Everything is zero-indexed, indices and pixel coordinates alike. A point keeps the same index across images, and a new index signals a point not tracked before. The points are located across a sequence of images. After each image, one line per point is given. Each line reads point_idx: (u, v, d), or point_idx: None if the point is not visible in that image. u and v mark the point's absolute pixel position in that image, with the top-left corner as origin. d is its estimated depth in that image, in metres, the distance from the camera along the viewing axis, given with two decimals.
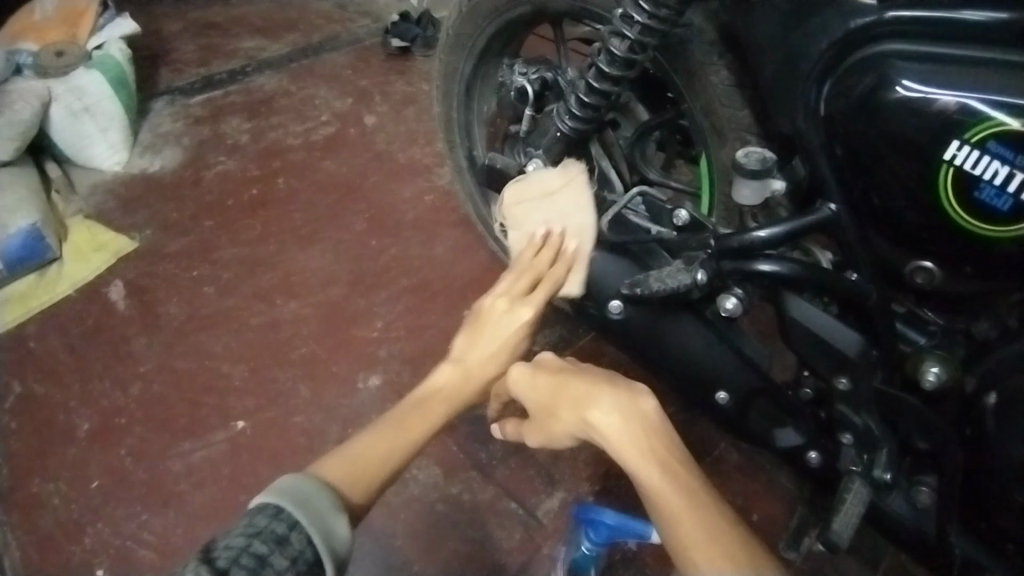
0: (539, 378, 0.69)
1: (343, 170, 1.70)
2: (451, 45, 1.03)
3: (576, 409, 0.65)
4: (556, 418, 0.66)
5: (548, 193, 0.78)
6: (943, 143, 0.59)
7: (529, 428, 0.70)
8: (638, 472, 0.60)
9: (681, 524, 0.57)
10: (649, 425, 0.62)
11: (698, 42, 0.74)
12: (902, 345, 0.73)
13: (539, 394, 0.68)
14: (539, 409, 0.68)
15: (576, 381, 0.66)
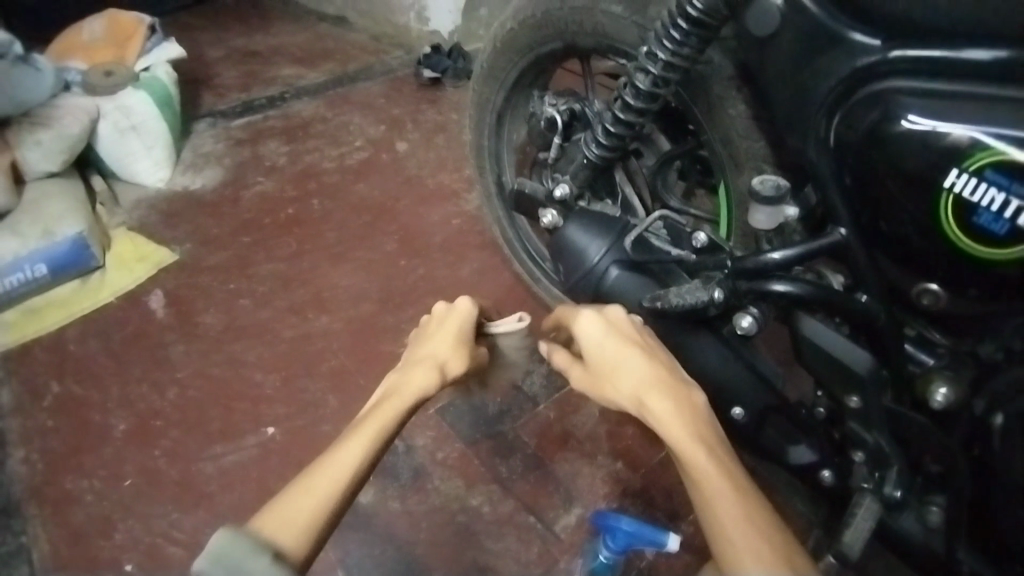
0: (613, 339, 0.78)
1: (375, 193, 1.78)
2: (485, 77, 1.11)
3: (641, 386, 0.73)
4: (618, 378, 0.75)
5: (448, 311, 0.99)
6: (943, 172, 0.62)
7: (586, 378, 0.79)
8: (683, 448, 0.68)
9: (719, 502, 0.64)
10: (703, 417, 0.71)
11: (716, 77, 0.79)
12: (911, 366, 0.77)
13: (608, 351, 0.78)
14: (603, 366, 0.77)
15: (645, 359, 0.75)
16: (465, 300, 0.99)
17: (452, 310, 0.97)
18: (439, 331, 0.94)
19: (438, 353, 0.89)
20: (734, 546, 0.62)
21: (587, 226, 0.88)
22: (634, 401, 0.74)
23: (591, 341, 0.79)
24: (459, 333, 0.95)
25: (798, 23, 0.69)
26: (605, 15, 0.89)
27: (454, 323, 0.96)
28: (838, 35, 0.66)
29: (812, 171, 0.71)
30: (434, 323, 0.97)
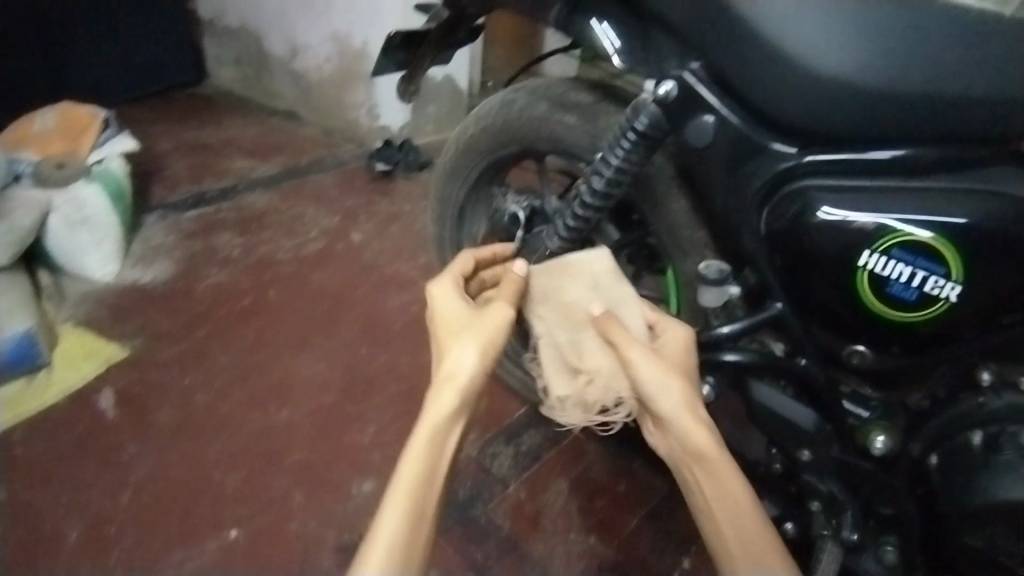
0: (679, 351, 0.82)
1: (332, 282, 1.82)
2: (449, 175, 1.22)
3: (689, 402, 0.75)
4: (677, 379, 0.76)
5: (453, 278, 0.88)
6: (857, 252, 0.73)
7: (649, 362, 0.77)
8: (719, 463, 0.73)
9: (746, 518, 0.72)
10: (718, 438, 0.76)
11: (660, 177, 0.91)
12: (851, 419, 0.86)
13: (677, 358, 0.81)
14: (663, 368, 0.77)
15: (690, 379, 0.80)
16: (439, 283, 0.86)
17: (436, 302, 0.85)
18: (441, 331, 0.82)
19: (455, 355, 0.77)
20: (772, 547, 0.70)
21: None
22: (685, 408, 0.75)
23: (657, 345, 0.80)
24: (467, 315, 0.83)
25: (728, 138, 0.79)
26: (560, 124, 1.01)
27: (448, 310, 0.83)
28: (760, 145, 0.78)
29: (748, 256, 0.82)
30: (434, 325, 0.84)
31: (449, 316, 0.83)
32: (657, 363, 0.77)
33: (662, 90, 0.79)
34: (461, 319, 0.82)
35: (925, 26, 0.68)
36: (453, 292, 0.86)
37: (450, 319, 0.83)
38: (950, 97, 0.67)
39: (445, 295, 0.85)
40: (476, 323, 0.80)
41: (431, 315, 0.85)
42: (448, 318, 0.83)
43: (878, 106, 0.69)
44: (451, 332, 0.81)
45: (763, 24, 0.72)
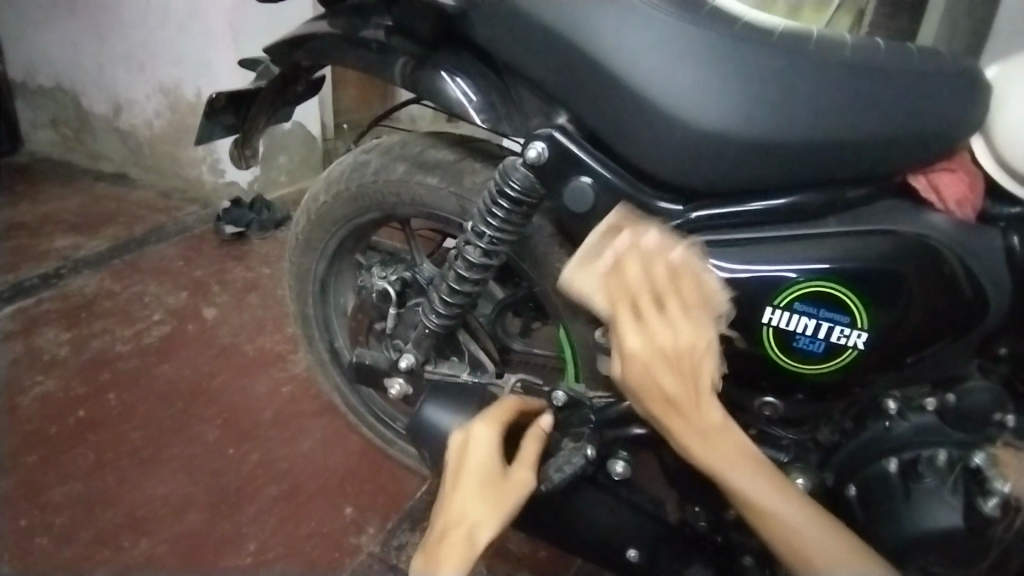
0: (686, 324, 0.65)
1: (185, 372, 1.55)
2: (303, 248, 1.07)
3: (678, 408, 0.67)
4: (665, 377, 0.65)
5: (490, 415, 0.79)
6: (760, 310, 0.69)
7: (633, 366, 0.66)
8: (748, 488, 0.67)
9: (799, 523, 0.66)
10: (742, 438, 0.68)
11: (539, 236, 0.83)
12: (768, 464, 0.82)
13: (676, 341, 0.64)
14: (643, 373, 0.66)
15: (700, 360, 0.65)
16: (478, 427, 0.78)
17: (462, 448, 0.77)
18: (463, 483, 0.74)
19: (460, 516, 0.71)
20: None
21: (444, 403, 0.85)
22: (686, 419, 0.67)
23: (647, 324, 0.65)
24: (492, 466, 0.75)
25: (611, 198, 0.72)
26: (421, 186, 0.91)
27: (474, 467, 0.75)
28: (643, 203, 0.72)
29: None
30: (450, 471, 0.77)
31: (475, 460, 0.75)
32: (636, 370, 0.66)
33: (532, 153, 0.71)
34: (487, 467, 0.75)
35: (800, 68, 0.64)
36: (486, 437, 0.77)
37: (475, 462, 0.75)
38: (831, 141, 0.64)
39: (477, 436, 0.77)
40: (501, 489, 0.73)
41: (458, 455, 0.77)
42: (473, 460, 0.75)
43: (764, 160, 0.65)
44: (473, 480, 0.74)
45: (633, 76, 0.65)
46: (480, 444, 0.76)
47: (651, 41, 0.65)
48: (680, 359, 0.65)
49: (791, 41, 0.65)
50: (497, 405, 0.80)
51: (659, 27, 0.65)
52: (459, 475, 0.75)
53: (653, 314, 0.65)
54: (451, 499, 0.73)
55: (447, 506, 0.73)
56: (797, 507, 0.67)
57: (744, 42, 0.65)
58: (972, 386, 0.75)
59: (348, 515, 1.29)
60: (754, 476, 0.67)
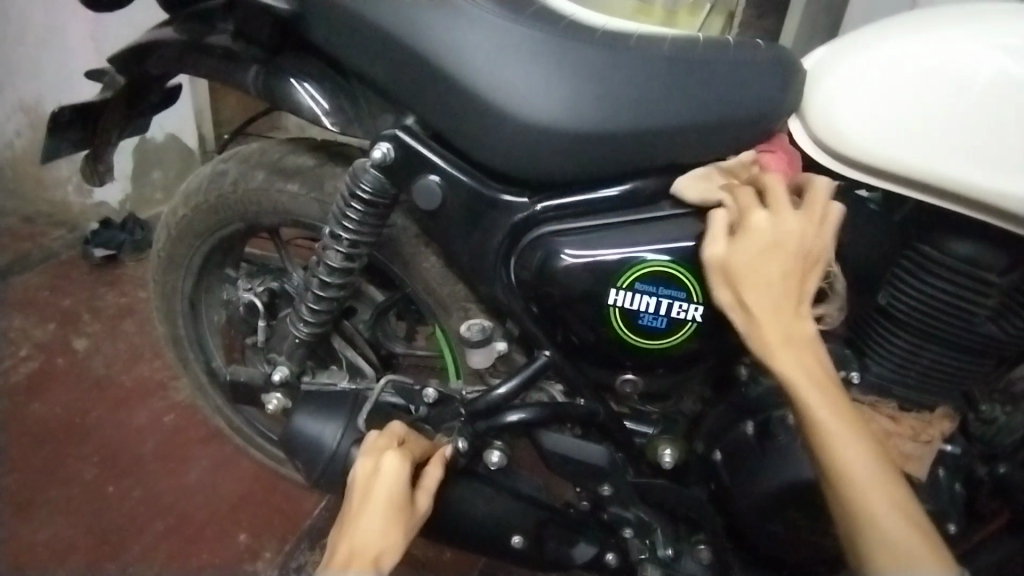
0: (806, 231, 0.66)
1: (56, 409, 1.41)
2: (166, 266, 1.02)
3: (784, 301, 0.66)
4: (775, 265, 0.66)
5: (404, 449, 0.77)
6: (605, 293, 0.71)
7: (741, 246, 0.67)
8: (820, 411, 0.63)
9: (875, 490, 0.61)
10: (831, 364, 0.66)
11: (404, 237, 0.84)
12: (637, 438, 0.84)
13: (794, 235, 0.66)
14: (753, 255, 0.66)
15: (811, 268, 0.67)
16: (392, 458, 0.75)
17: (371, 474, 0.75)
18: (372, 508, 0.74)
19: (365, 540, 0.72)
20: (883, 528, 0.60)
21: (313, 412, 0.84)
22: (775, 313, 0.66)
23: (768, 214, 0.67)
24: (402, 496, 0.75)
25: (458, 195, 0.74)
26: (282, 193, 0.89)
27: (382, 494, 0.74)
28: (491, 199, 0.74)
29: (505, 309, 0.78)
30: (356, 492, 0.76)
31: (386, 488, 0.74)
32: (747, 249, 0.66)
33: (378, 153, 0.72)
34: (396, 496, 0.74)
35: (623, 63, 0.68)
36: (401, 469, 0.75)
37: (387, 491, 0.74)
38: (658, 129, 0.69)
39: (390, 467, 0.75)
40: (406, 517, 0.75)
41: (367, 481, 0.75)
42: (384, 488, 0.74)
43: (601, 148, 0.69)
44: (379, 508, 0.74)
45: (466, 74, 0.68)
46: (392, 475, 0.75)
47: (484, 43, 0.68)
48: (800, 265, 0.67)
49: (613, 38, 0.69)
50: (399, 429, 0.79)
51: (488, 27, 0.68)
52: (370, 501, 0.74)
53: (781, 210, 0.67)
54: (358, 523, 0.73)
55: (352, 528, 0.73)
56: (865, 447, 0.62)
57: (569, 40, 0.68)
58: None
59: (241, 542, 1.24)
60: (828, 400, 0.64)
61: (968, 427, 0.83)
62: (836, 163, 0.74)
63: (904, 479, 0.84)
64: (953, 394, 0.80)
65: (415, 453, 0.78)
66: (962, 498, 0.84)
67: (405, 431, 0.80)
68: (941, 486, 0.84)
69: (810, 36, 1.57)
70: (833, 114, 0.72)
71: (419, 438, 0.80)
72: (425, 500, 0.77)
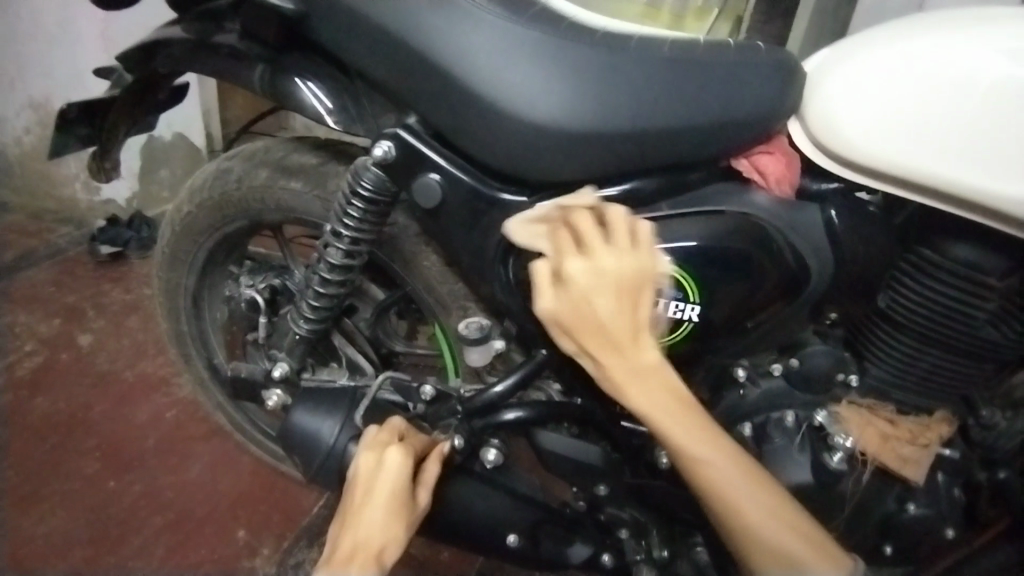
0: (625, 259, 0.62)
1: (59, 404, 1.42)
2: (170, 261, 1.03)
3: (618, 339, 0.63)
4: (606, 302, 0.62)
5: (405, 445, 0.78)
6: None
7: (563, 295, 0.64)
8: (683, 441, 0.63)
9: (750, 498, 0.63)
10: (679, 389, 0.64)
11: (405, 236, 0.85)
12: (634, 439, 0.83)
13: (611, 268, 0.62)
14: (576, 301, 0.63)
15: (639, 293, 0.63)
16: (396, 454, 0.76)
17: (374, 468, 0.76)
18: (374, 503, 0.74)
19: (368, 535, 0.72)
20: (761, 536, 0.63)
21: (312, 408, 0.84)
22: (619, 352, 0.63)
23: (577, 254, 0.63)
24: (404, 492, 0.76)
25: (459, 194, 0.75)
26: (285, 191, 0.90)
27: (385, 489, 0.75)
28: (492, 198, 0.74)
29: (504, 308, 0.79)
30: (358, 487, 0.76)
31: (389, 483, 0.75)
32: (568, 299, 0.63)
33: (378, 151, 0.73)
34: (399, 492, 0.75)
35: (623, 63, 0.69)
36: (404, 465, 0.75)
37: (389, 487, 0.75)
38: (657, 130, 0.69)
39: (394, 463, 0.75)
40: (407, 512, 0.75)
41: (369, 477, 0.76)
42: (387, 483, 0.75)
43: (600, 148, 0.69)
44: (382, 503, 0.74)
45: (467, 74, 0.69)
46: (395, 471, 0.75)
47: (485, 44, 0.68)
48: (628, 295, 0.63)
49: (614, 39, 0.70)
50: (398, 424, 0.80)
51: (489, 27, 0.68)
52: (373, 496, 0.74)
53: (592, 245, 0.62)
54: (360, 518, 0.74)
55: (355, 523, 0.73)
56: (731, 462, 0.63)
57: (570, 41, 0.69)
58: (810, 351, 0.81)
59: (240, 538, 1.25)
60: (686, 428, 0.63)
61: (967, 433, 0.83)
62: (836, 166, 0.74)
63: (901, 483, 0.85)
64: (953, 398, 0.80)
65: (416, 449, 0.79)
66: (959, 503, 0.85)
67: (404, 428, 0.80)
68: (938, 491, 0.84)
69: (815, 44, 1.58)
70: (834, 117, 0.72)
71: (417, 435, 0.81)
72: (425, 496, 0.78)
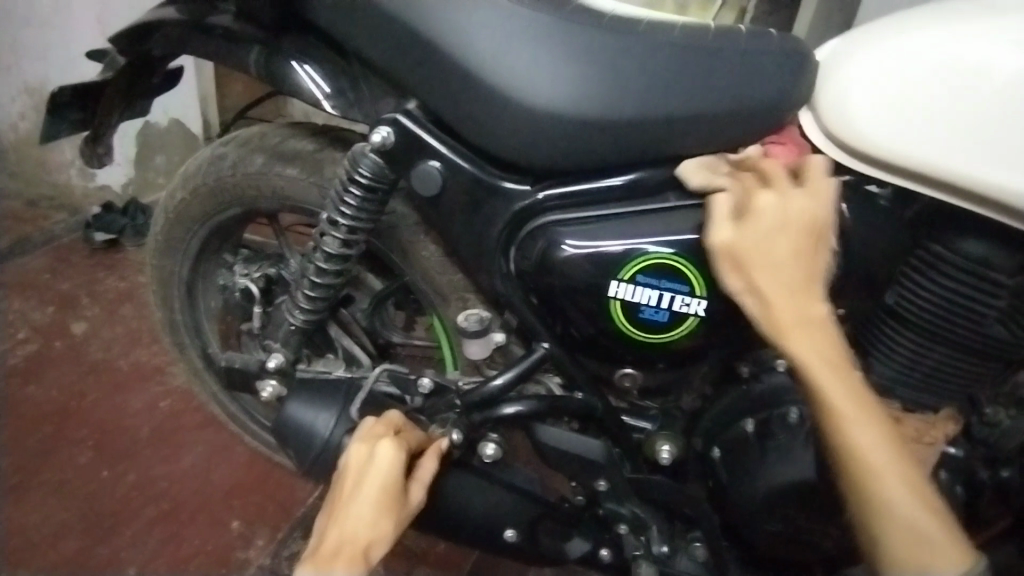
0: (810, 209, 0.64)
1: (52, 393, 1.41)
2: (163, 249, 1.01)
3: (794, 282, 0.64)
4: (782, 245, 0.64)
5: (400, 438, 0.76)
6: (605, 285, 0.70)
7: (747, 230, 0.64)
8: (837, 396, 0.63)
9: (887, 470, 0.62)
10: (846, 346, 0.64)
11: (403, 225, 0.83)
12: (635, 434, 0.83)
13: (800, 213, 0.64)
14: (763, 237, 0.64)
15: (820, 244, 0.65)
16: (389, 448, 0.74)
17: (365, 461, 0.74)
18: (364, 498, 0.73)
19: (356, 530, 0.71)
20: (895, 507, 0.61)
21: (307, 400, 0.84)
22: (790, 295, 0.64)
23: (777, 194, 0.65)
24: (396, 486, 0.74)
25: (458, 182, 0.73)
26: (281, 177, 0.88)
27: (375, 483, 0.73)
28: (492, 187, 0.72)
29: (503, 300, 0.77)
30: (349, 479, 0.75)
31: (381, 477, 0.73)
32: (752, 233, 0.64)
33: (377, 137, 0.71)
34: (391, 486, 0.74)
35: (630, 48, 0.67)
36: (397, 460, 0.74)
37: (381, 481, 0.73)
38: (665, 118, 0.67)
39: (386, 458, 0.74)
40: (398, 507, 0.74)
41: (360, 469, 0.74)
42: (379, 477, 0.73)
43: (606, 136, 0.67)
44: (373, 497, 0.73)
45: (472, 60, 0.67)
46: (387, 465, 0.74)
47: (489, 28, 0.66)
48: (813, 241, 0.64)
49: (620, 23, 0.68)
50: (393, 419, 0.78)
51: (492, 10, 0.66)
52: (363, 490, 0.73)
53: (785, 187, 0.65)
54: (349, 512, 0.73)
55: (344, 517, 0.73)
56: (882, 430, 0.63)
57: (576, 25, 0.66)
58: None
59: (234, 529, 1.23)
60: (846, 385, 0.63)
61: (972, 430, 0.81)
62: (847, 158, 0.72)
63: None
64: (958, 397, 0.79)
65: (410, 442, 0.77)
66: (963, 502, 0.83)
67: (400, 421, 0.79)
68: (944, 490, 0.83)
69: (822, 35, 1.55)
70: (845, 107, 0.71)
71: (413, 428, 0.79)
72: (418, 491, 0.77)
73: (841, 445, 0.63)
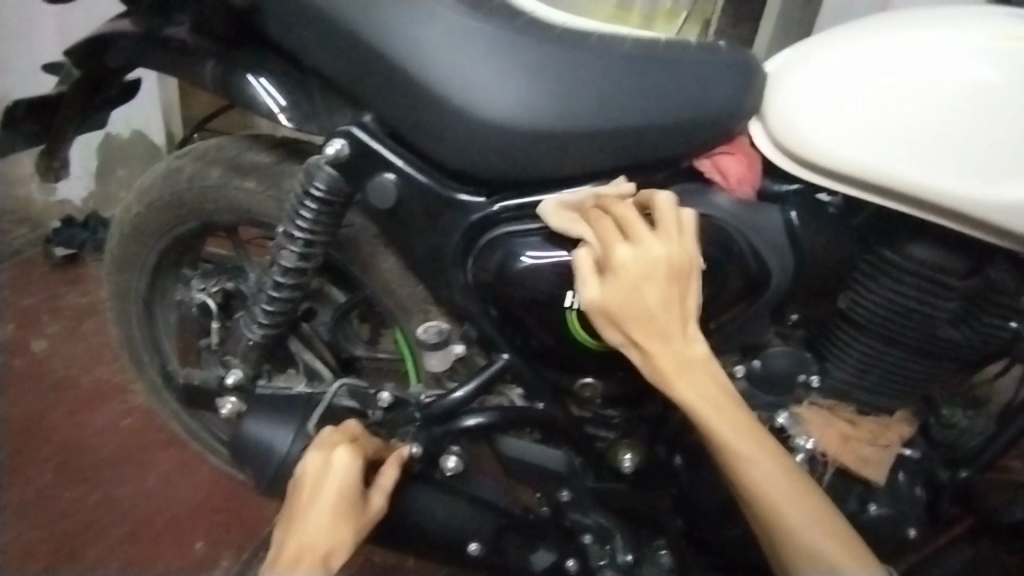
0: (670, 249, 0.64)
1: (8, 414, 1.36)
2: (119, 265, 0.99)
3: (665, 327, 0.64)
4: (654, 288, 0.64)
5: (356, 446, 0.76)
6: (561, 295, 0.70)
7: (610, 283, 0.64)
8: (726, 435, 0.64)
9: (785, 495, 0.64)
10: (724, 380, 0.65)
11: (363, 236, 0.83)
12: (597, 443, 0.83)
13: (661, 255, 0.64)
14: (629, 286, 0.64)
15: (686, 282, 0.65)
16: (343, 455, 0.74)
17: (320, 470, 0.74)
18: (321, 506, 0.72)
19: (314, 539, 0.71)
20: (798, 532, 0.63)
21: (266, 417, 0.82)
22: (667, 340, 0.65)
23: (629, 243, 0.64)
24: (353, 493, 0.74)
25: (415, 194, 0.73)
26: (239, 190, 0.87)
27: (332, 492, 0.73)
28: (450, 199, 0.72)
29: (463, 312, 0.77)
30: (305, 488, 0.74)
31: (337, 484, 0.73)
32: (619, 285, 0.64)
33: (332, 149, 0.71)
34: (347, 494, 0.73)
35: (579, 60, 0.68)
36: (353, 468, 0.73)
37: (337, 488, 0.73)
38: (616, 128, 0.68)
39: (342, 466, 0.73)
40: (356, 515, 0.74)
41: (315, 477, 0.73)
42: (335, 484, 0.73)
43: (558, 147, 0.68)
44: (328, 505, 0.72)
45: (425, 73, 0.67)
46: (343, 472, 0.73)
47: (440, 40, 0.67)
48: (677, 283, 0.65)
49: (570, 35, 0.69)
50: (352, 429, 0.78)
51: (443, 22, 0.67)
52: (319, 498, 0.73)
53: (641, 234, 0.64)
54: (307, 522, 0.72)
55: (300, 526, 0.72)
56: (774, 461, 0.64)
57: (526, 37, 0.67)
58: (774, 352, 0.80)
59: (198, 550, 1.21)
60: (730, 422, 0.64)
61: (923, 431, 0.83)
62: (797, 167, 0.73)
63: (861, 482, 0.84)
64: (909, 399, 0.81)
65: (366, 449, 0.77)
66: (919, 502, 0.85)
67: (354, 429, 0.77)
68: (900, 491, 0.84)
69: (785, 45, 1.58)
70: (792, 118, 0.72)
71: (370, 436, 0.78)
72: (377, 498, 0.76)
73: (742, 481, 0.64)
